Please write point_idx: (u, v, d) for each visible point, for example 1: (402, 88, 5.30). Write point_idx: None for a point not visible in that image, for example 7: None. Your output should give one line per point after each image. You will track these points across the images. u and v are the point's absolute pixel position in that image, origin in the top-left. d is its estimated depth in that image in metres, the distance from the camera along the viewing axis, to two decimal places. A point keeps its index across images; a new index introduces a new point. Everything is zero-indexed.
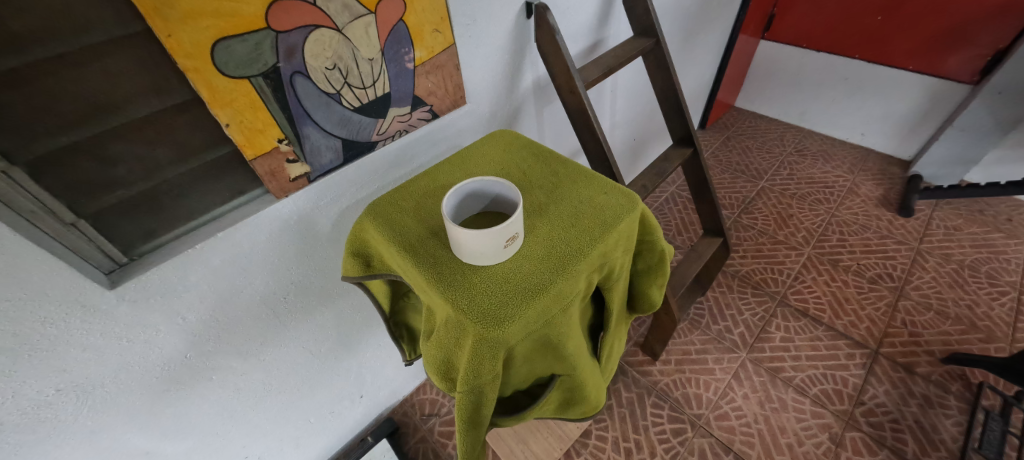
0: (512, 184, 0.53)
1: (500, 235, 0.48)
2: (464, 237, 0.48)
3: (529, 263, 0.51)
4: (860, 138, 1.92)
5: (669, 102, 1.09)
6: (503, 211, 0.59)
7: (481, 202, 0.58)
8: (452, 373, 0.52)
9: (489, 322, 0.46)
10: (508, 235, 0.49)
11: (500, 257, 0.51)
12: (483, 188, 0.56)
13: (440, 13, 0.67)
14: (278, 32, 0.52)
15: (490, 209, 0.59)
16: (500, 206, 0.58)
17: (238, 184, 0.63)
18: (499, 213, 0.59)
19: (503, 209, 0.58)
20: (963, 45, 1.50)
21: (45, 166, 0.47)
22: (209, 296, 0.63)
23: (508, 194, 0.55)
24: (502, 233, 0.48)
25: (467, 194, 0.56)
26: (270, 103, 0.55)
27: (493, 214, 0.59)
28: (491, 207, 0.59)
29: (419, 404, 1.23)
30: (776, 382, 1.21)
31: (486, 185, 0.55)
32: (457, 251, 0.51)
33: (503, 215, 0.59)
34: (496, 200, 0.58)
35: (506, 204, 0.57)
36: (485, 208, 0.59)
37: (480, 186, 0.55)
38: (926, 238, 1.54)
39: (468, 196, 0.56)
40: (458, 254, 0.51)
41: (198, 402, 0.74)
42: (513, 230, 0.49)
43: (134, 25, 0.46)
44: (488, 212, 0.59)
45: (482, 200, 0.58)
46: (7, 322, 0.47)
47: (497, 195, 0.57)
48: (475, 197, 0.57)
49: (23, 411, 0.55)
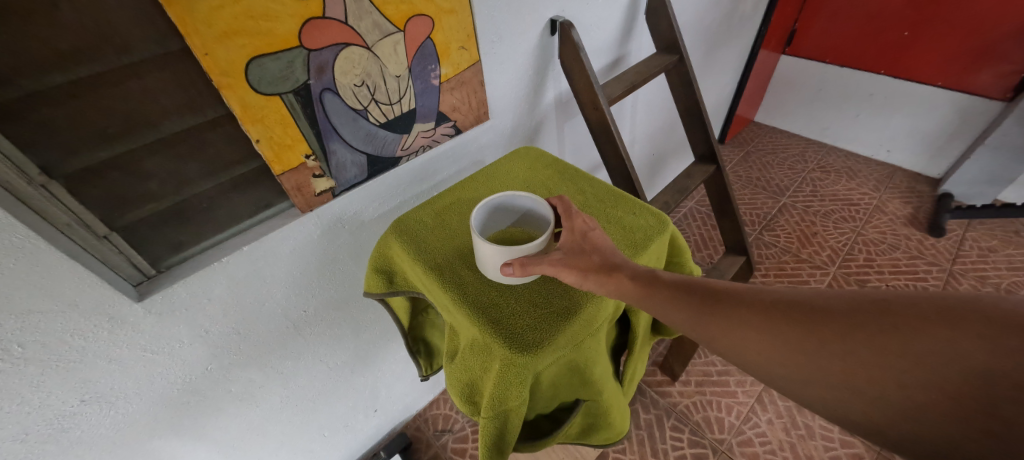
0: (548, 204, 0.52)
1: (526, 254, 0.47)
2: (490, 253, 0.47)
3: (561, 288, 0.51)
4: (886, 154, 1.88)
5: (692, 118, 1.07)
6: (533, 228, 0.57)
7: (510, 216, 0.57)
8: (475, 397, 0.51)
9: (518, 347, 0.45)
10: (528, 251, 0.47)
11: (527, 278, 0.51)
12: (511, 201, 0.55)
13: (467, 31, 0.67)
14: (310, 50, 0.52)
15: (518, 225, 0.58)
16: (530, 223, 0.57)
17: (264, 198, 0.63)
18: (530, 230, 0.57)
19: (533, 226, 0.57)
20: (995, 61, 1.46)
21: (83, 180, 0.47)
22: (232, 309, 0.64)
23: (537, 209, 0.54)
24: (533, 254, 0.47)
25: (495, 207, 0.55)
26: (299, 120, 0.56)
27: (521, 230, 0.57)
28: (521, 223, 0.57)
29: (432, 420, 1.21)
30: (801, 408, 1.16)
31: (515, 198, 0.54)
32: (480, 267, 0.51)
33: (533, 231, 0.57)
34: (525, 215, 0.56)
35: (536, 220, 0.55)
36: (515, 223, 0.58)
37: (509, 199, 0.55)
38: (959, 259, 1.49)
39: (497, 209, 0.56)
40: (484, 270, 0.51)
41: (216, 414, 0.73)
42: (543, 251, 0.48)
43: (174, 44, 0.47)
44: (517, 228, 0.58)
45: (512, 214, 0.57)
46: (40, 332, 0.48)
47: (527, 210, 0.55)
48: (504, 211, 0.56)
49: (49, 422, 0.56)
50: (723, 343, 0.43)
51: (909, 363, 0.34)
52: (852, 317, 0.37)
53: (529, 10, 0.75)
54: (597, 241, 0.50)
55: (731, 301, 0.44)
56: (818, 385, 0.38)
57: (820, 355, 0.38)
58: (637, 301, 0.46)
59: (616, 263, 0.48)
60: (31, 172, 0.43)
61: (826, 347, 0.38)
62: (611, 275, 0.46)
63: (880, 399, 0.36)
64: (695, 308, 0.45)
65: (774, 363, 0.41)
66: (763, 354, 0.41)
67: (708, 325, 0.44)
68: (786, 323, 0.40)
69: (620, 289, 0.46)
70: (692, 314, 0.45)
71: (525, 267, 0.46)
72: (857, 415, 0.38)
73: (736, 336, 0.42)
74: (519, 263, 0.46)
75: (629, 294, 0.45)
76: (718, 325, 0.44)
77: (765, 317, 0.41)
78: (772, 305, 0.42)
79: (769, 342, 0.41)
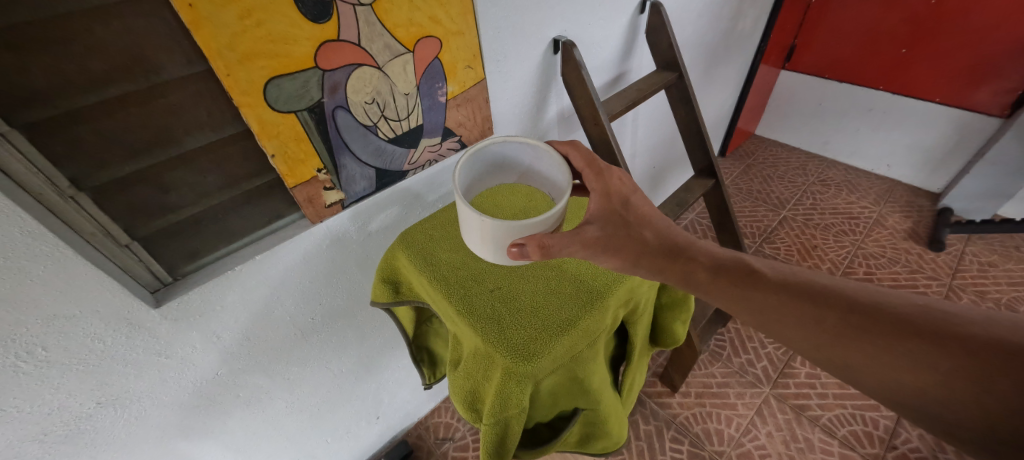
0: (563, 159, 0.54)
1: (537, 234, 0.48)
2: (496, 233, 0.48)
3: (589, 268, 0.58)
4: (886, 169, 1.90)
5: (692, 133, 1.10)
6: (531, 185, 0.67)
7: (511, 176, 0.66)
8: (478, 403, 0.52)
9: (518, 356, 0.47)
10: (523, 233, 0.48)
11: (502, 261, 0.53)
12: (511, 162, 0.62)
13: (473, 51, 0.70)
14: (325, 71, 0.55)
15: (520, 183, 0.67)
16: (528, 182, 0.66)
17: (276, 209, 0.66)
18: (528, 186, 0.67)
19: (531, 184, 0.66)
20: (992, 78, 1.48)
21: (109, 192, 0.50)
22: (243, 316, 0.66)
23: (534, 168, 0.62)
24: (550, 231, 0.50)
25: (498, 167, 0.63)
26: (313, 136, 0.59)
27: (520, 187, 0.67)
28: (521, 181, 0.67)
29: (433, 428, 1.22)
30: (801, 420, 1.17)
31: (515, 158, 0.61)
32: (468, 234, 0.52)
33: (530, 187, 0.67)
34: (524, 175, 0.65)
35: (533, 178, 0.65)
36: (518, 182, 0.67)
37: (509, 159, 0.61)
38: (959, 273, 1.50)
39: (500, 171, 0.64)
40: (467, 241, 0.53)
41: (224, 418, 0.75)
42: (555, 228, 0.51)
43: (199, 65, 0.50)
44: (516, 185, 0.68)
45: (512, 175, 0.66)
46: (62, 336, 0.50)
47: (525, 170, 0.64)
48: (506, 171, 0.65)
49: (66, 423, 0.58)
50: (773, 326, 0.50)
51: (952, 360, 0.40)
52: (901, 318, 0.44)
53: (533, 31, 0.77)
54: (638, 210, 0.56)
55: (811, 292, 0.50)
56: (861, 367, 0.45)
57: (873, 342, 0.44)
58: (703, 285, 0.54)
59: (659, 260, 0.54)
60: (61, 184, 0.45)
61: (874, 338, 0.44)
62: (676, 260, 0.54)
63: (913, 388, 0.42)
64: (777, 295, 0.51)
65: (819, 346, 0.47)
66: (816, 333, 0.47)
67: (764, 310, 0.51)
68: (860, 320, 0.46)
69: (687, 275, 0.54)
70: (752, 300, 0.51)
71: (541, 248, 0.47)
72: (892, 399, 0.44)
73: (786, 320, 0.49)
74: (537, 245, 0.47)
75: (696, 279, 0.54)
76: (781, 304, 0.50)
77: (835, 307, 0.47)
78: (849, 302, 0.47)
79: (819, 329, 0.47)
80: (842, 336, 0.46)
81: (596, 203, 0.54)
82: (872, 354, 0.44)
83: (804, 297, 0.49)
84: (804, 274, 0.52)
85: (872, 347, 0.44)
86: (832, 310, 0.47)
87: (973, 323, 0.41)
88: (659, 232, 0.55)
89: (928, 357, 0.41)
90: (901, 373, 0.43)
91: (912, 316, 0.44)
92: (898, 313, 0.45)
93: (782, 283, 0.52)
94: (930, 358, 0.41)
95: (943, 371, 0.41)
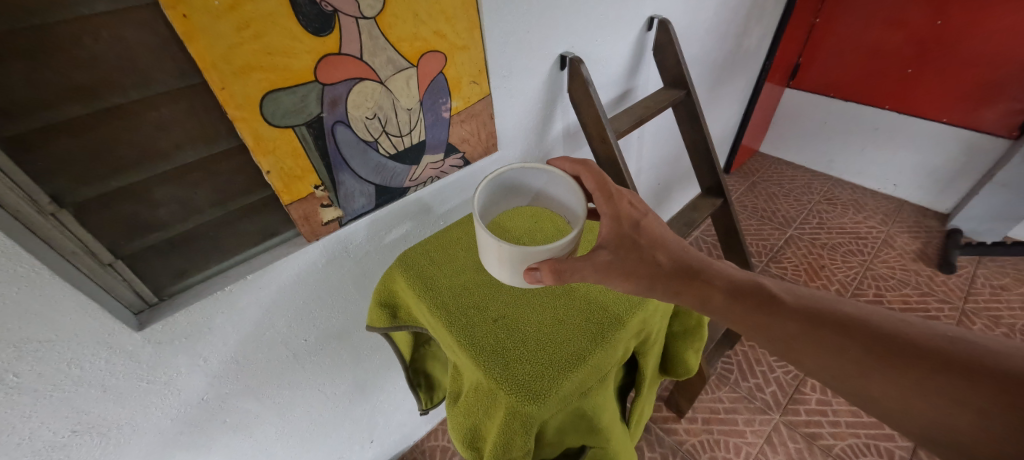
0: (578, 183, 0.52)
1: (557, 259, 0.46)
2: (513, 258, 0.46)
3: (599, 295, 0.55)
4: (893, 188, 1.87)
5: (699, 151, 1.08)
6: (543, 208, 0.65)
7: (524, 199, 0.64)
8: (478, 442, 0.49)
9: (525, 395, 0.44)
10: (535, 258, 0.46)
11: (516, 282, 0.50)
12: (525, 185, 0.60)
13: (479, 66, 0.68)
14: (324, 85, 0.53)
15: (532, 206, 0.65)
16: (541, 205, 0.64)
17: (271, 226, 0.63)
18: (538, 209, 0.65)
19: (543, 207, 0.64)
20: (999, 99, 1.47)
21: (91, 207, 0.47)
22: (232, 338, 0.63)
23: (547, 190, 0.60)
24: (565, 255, 0.47)
25: (512, 192, 0.60)
26: (311, 151, 0.56)
27: (532, 211, 0.65)
28: (535, 204, 0.65)
29: (431, 451, 1.17)
30: (813, 449, 1.12)
31: (528, 181, 0.59)
32: (486, 256, 0.50)
33: (542, 210, 0.65)
34: (536, 198, 0.63)
35: (546, 201, 0.62)
36: (529, 205, 0.65)
37: (522, 183, 0.59)
38: (971, 297, 1.46)
39: (514, 195, 0.62)
40: (484, 260, 0.51)
41: (208, 445, 0.71)
42: (569, 253, 0.48)
43: (194, 77, 0.48)
44: (527, 208, 0.65)
45: (525, 198, 0.63)
46: (37, 361, 0.47)
47: (537, 194, 0.62)
48: (519, 195, 0.62)
49: (37, 453, 0.54)
50: (795, 356, 0.46)
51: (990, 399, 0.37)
52: (932, 351, 0.41)
53: (540, 47, 0.76)
54: (652, 233, 0.52)
55: (834, 321, 0.46)
56: (889, 402, 0.42)
57: (902, 376, 0.41)
58: (719, 310, 0.50)
59: (677, 285, 0.50)
60: (41, 201, 0.43)
61: (904, 371, 0.41)
62: (692, 283, 0.51)
63: (948, 426, 0.39)
64: (800, 324, 0.47)
65: (841, 378, 0.44)
66: (840, 365, 0.44)
67: (785, 339, 0.47)
68: (890, 352, 0.42)
69: (702, 299, 0.50)
70: (772, 327, 0.48)
71: (556, 273, 0.45)
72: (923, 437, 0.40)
73: (808, 351, 0.45)
74: (550, 269, 0.45)
75: (711, 303, 0.50)
76: (802, 333, 0.46)
77: (861, 337, 0.44)
78: (877, 333, 0.43)
79: (845, 360, 0.43)
80: (870, 370, 0.42)
81: (607, 227, 0.52)
82: (904, 389, 0.41)
83: (829, 325, 0.46)
84: (826, 299, 0.49)
85: (902, 380, 0.41)
86: (857, 340, 0.44)
87: (1015, 356, 0.38)
88: (673, 255, 0.52)
89: (966, 394, 0.38)
90: (931, 411, 0.39)
91: (944, 350, 0.40)
92: (931, 345, 0.41)
93: (805, 310, 0.48)
94: (963, 396, 0.38)
95: (980, 411, 0.37)
